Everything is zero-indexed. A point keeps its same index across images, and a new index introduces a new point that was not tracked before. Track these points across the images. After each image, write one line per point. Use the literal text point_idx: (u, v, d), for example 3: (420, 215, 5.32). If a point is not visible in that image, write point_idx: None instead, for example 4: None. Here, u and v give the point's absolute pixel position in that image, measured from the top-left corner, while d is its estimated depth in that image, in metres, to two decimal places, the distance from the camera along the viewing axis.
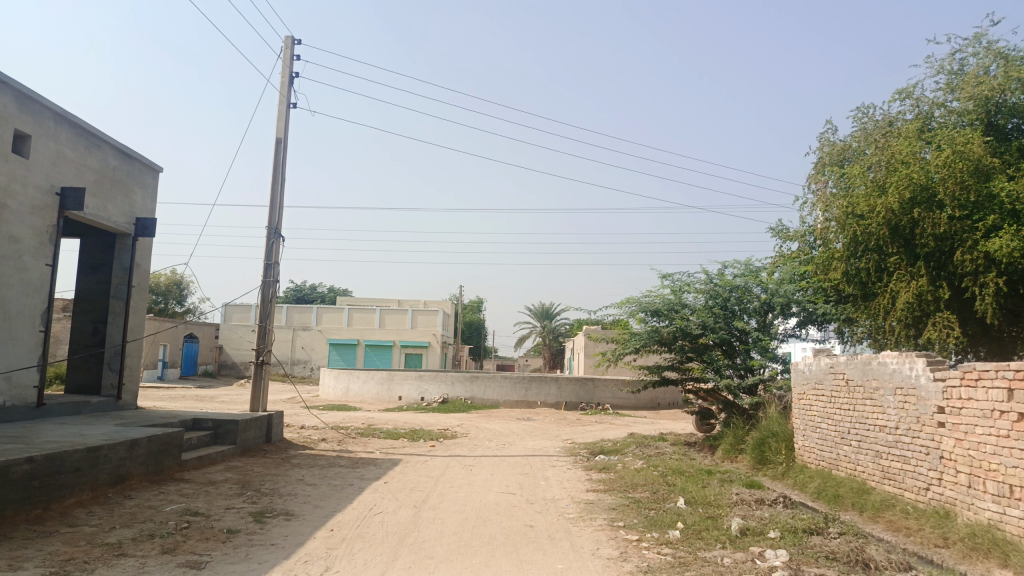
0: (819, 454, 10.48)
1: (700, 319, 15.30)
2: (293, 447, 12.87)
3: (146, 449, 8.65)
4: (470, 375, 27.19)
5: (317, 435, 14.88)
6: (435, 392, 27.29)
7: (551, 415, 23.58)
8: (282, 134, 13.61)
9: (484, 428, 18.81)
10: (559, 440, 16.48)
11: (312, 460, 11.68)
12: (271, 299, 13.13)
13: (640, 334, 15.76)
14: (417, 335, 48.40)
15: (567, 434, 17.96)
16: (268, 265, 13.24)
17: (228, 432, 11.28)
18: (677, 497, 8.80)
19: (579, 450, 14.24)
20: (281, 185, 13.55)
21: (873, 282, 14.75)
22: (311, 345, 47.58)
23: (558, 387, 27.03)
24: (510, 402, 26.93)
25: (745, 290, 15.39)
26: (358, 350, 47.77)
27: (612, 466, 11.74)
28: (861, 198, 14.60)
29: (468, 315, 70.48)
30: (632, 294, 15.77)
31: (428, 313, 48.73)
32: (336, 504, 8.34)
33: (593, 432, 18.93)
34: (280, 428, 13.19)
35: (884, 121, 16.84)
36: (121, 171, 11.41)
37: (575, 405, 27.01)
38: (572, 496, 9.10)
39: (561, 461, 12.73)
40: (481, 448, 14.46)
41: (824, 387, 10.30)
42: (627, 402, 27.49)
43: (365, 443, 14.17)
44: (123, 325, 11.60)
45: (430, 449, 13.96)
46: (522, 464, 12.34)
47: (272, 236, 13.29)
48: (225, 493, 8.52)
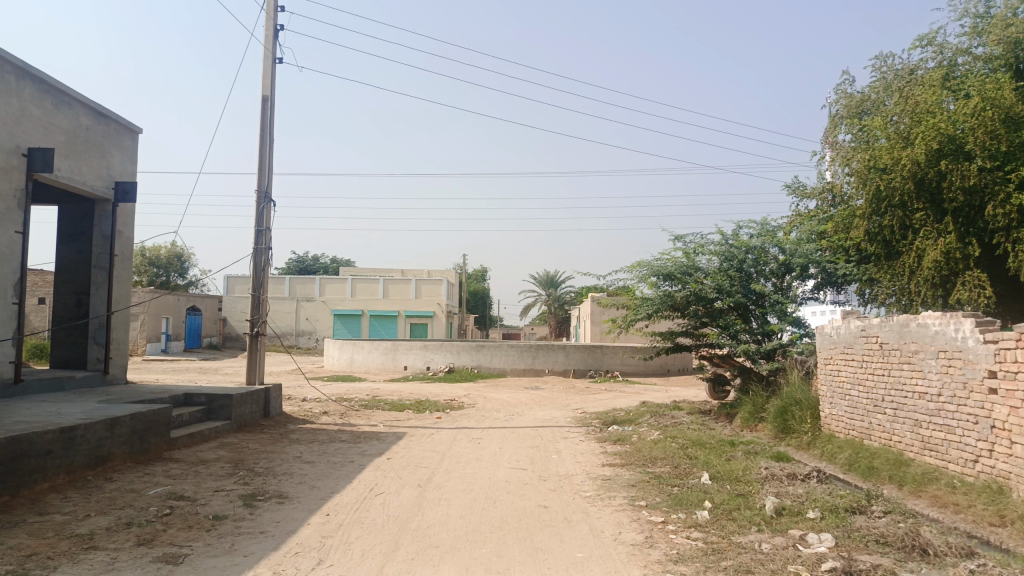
0: (849, 423, 9.83)
1: (716, 282, 14.49)
2: (292, 422, 12.28)
3: (130, 427, 8.04)
4: (475, 344, 26.61)
5: (318, 408, 14.31)
6: (440, 362, 26.73)
7: (560, 384, 23.01)
8: (269, 92, 12.84)
9: (491, 399, 18.23)
10: (570, 410, 15.89)
11: (312, 435, 11.09)
12: (263, 267, 12.46)
13: (652, 300, 15.01)
14: (422, 304, 47.83)
15: (577, 404, 17.37)
16: (259, 232, 12.55)
17: (222, 407, 10.70)
18: (701, 472, 8.17)
19: (592, 421, 13.62)
20: (270, 146, 12.80)
21: (898, 239, 13.89)
22: (315, 316, 47.07)
23: (566, 355, 26.44)
24: (517, 371, 26.38)
25: (761, 251, 14.55)
26: (363, 320, 47.27)
27: (627, 437, 11.12)
28: (886, 152, 13.71)
29: (473, 284, 69.83)
30: (643, 258, 14.97)
31: (432, 282, 48.05)
32: (333, 484, 7.74)
33: (604, 401, 18.35)
34: (279, 401, 12.60)
35: (904, 69, 15.79)
36: (95, 132, 10.67)
37: (584, 373, 26.45)
38: (587, 471, 8.49)
39: (572, 433, 12.13)
40: (490, 420, 13.88)
41: (854, 351, 9.61)
42: (637, 369, 26.95)
43: (369, 416, 13.59)
44: (106, 296, 10.96)
45: (436, 421, 13.38)
46: (532, 437, 11.74)
47: (262, 200, 12.57)
48: (215, 474, 7.92)
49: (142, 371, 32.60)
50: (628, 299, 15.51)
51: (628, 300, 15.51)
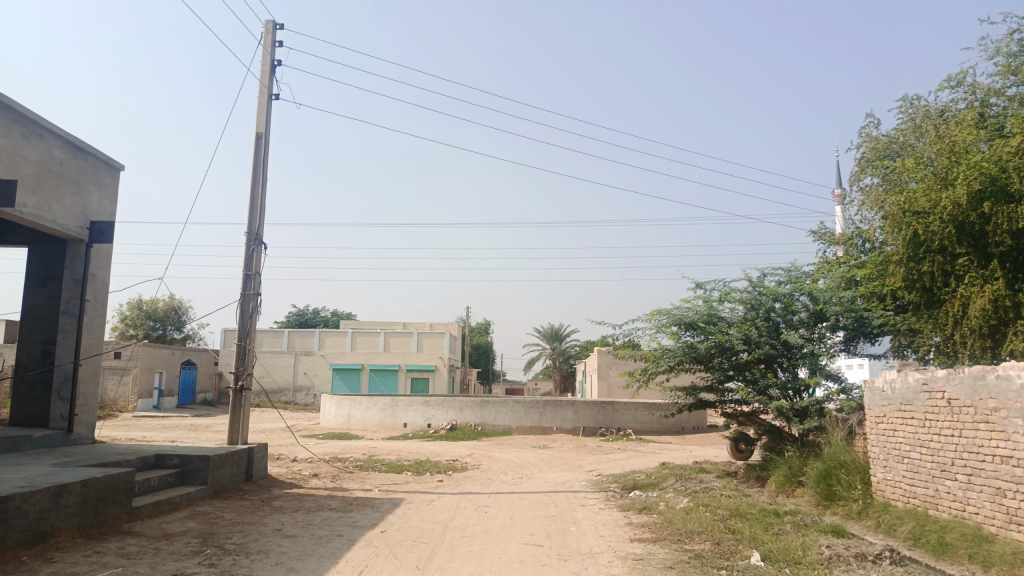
0: (908, 492, 8.61)
1: (742, 333, 13.37)
2: (278, 486, 11.05)
3: (81, 496, 6.86)
4: (479, 400, 25.35)
5: (308, 470, 13.04)
6: (442, 419, 25.42)
7: (569, 443, 21.68)
8: (262, 129, 12.02)
9: (497, 459, 16.95)
10: (584, 473, 14.62)
11: (297, 502, 9.86)
12: (250, 315, 11.42)
13: (673, 351, 13.90)
14: (423, 358, 46.57)
15: (589, 465, 16.08)
16: (247, 276, 11.57)
17: (198, 470, 9.52)
18: (749, 551, 6.94)
19: (608, 486, 12.36)
20: (262, 186, 11.93)
21: (939, 286, 12.88)
22: (314, 371, 45.82)
23: (574, 412, 25.15)
24: (524, 428, 25.04)
25: (790, 300, 13.50)
26: (362, 375, 46.01)
27: (653, 506, 9.89)
28: (921, 193, 12.82)
29: (476, 338, 68.57)
30: (663, 306, 13.94)
31: (434, 335, 46.88)
32: (317, 566, 6.52)
33: (617, 462, 17.06)
34: (265, 462, 11.44)
35: (933, 110, 15.17)
36: (70, 166, 9.81)
37: (594, 431, 25.11)
38: (615, 550, 7.26)
39: (590, 499, 10.88)
40: (497, 483, 12.64)
41: (914, 409, 8.51)
42: (650, 427, 25.68)
43: (364, 480, 12.35)
44: (74, 346, 9.94)
45: (438, 486, 12.14)
46: (545, 504, 10.49)
47: (253, 242, 11.63)
48: (178, 553, 6.71)
49: (132, 427, 31.30)
50: (646, 350, 14.39)
51: (646, 352, 14.38)
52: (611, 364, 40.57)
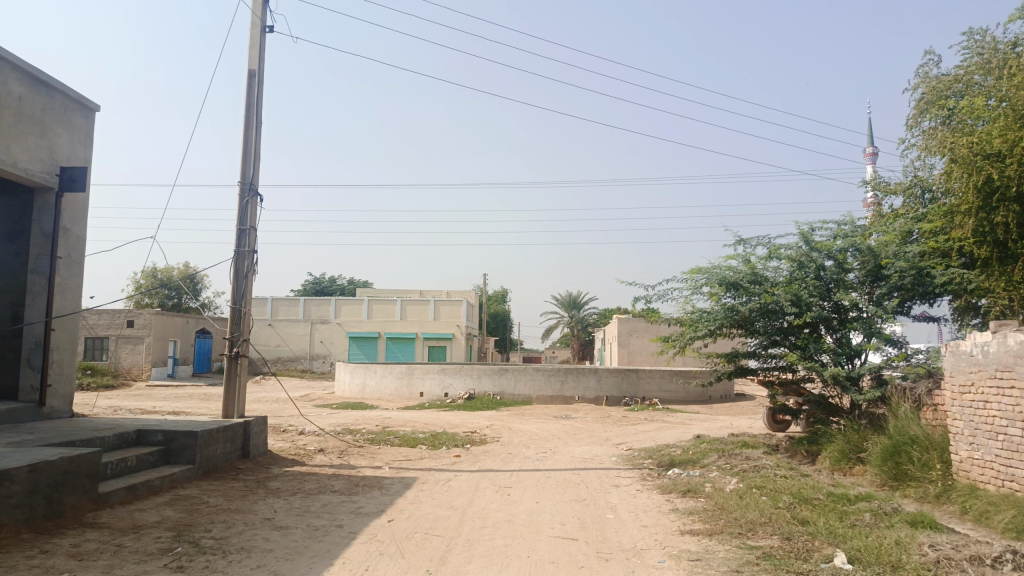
0: (1003, 474, 7.32)
1: (791, 293, 11.99)
2: (278, 464, 9.96)
3: (30, 484, 5.76)
4: (498, 368, 24.26)
5: (313, 445, 11.97)
6: (460, 388, 24.38)
7: (593, 413, 20.55)
8: (256, 65, 10.76)
9: (518, 430, 15.84)
10: (613, 446, 13.45)
11: (296, 484, 8.75)
12: (245, 274, 10.24)
13: (713, 313, 12.58)
14: (440, 326, 45.58)
15: (617, 438, 14.91)
16: (241, 231, 10.38)
17: (184, 448, 8.44)
18: (830, 550, 5.72)
19: (643, 462, 11.20)
20: (256, 130, 10.68)
21: (1015, 240, 11.39)
22: (330, 339, 45.04)
23: (598, 380, 24.01)
24: (545, 398, 23.95)
25: (845, 256, 12.06)
26: (379, 344, 45.18)
27: (698, 487, 8.68)
28: (995, 134, 11.29)
29: (495, 306, 67.56)
30: (701, 265, 12.59)
31: (451, 303, 45.75)
32: (307, 568, 5.39)
33: (647, 434, 15.88)
34: (264, 436, 10.36)
35: (1006, 43, 13.53)
36: (31, 103, 8.60)
37: (618, 400, 23.98)
38: (665, 547, 6.06)
39: (625, 478, 9.70)
40: (518, 460, 11.49)
41: (1016, 378, 7.19)
42: (676, 396, 24.46)
43: (372, 456, 11.24)
44: (44, 308, 8.80)
45: (454, 463, 11.01)
46: (573, 484, 9.32)
47: (247, 193, 10.42)
48: (142, 553, 5.60)
49: (144, 397, 30.69)
50: (682, 313, 13.06)
51: (682, 314, 13.06)
52: (633, 331, 39.31)
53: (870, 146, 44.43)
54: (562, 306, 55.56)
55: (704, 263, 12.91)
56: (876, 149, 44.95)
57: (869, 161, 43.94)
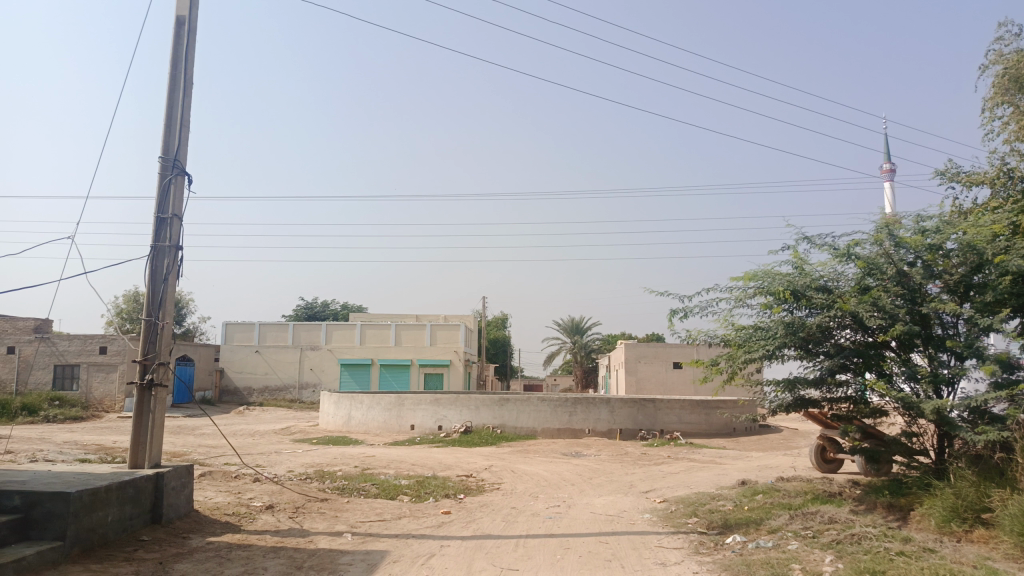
0: None
1: (870, 304, 9.46)
2: (202, 530, 7.38)
3: None
4: (498, 398, 21.71)
5: (263, 498, 9.39)
6: (455, 421, 21.76)
7: (608, 449, 17.96)
8: (184, 12, 8.44)
9: (523, 473, 13.28)
10: (641, 497, 10.83)
11: (214, 567, 6.18)
12: (164, 277, 7.82)
13: (766, 328, 10.08)
14: (437, 352, 43.02)
15: (643, 483, 12.33)
16: (161, 220, 7.96)
17: (52, 517, 5.88)
18: None
19: (686, 524, 8.62)
20: (184, 92, 8.32)
21: None
22: (320, 366, 42.47)
23: (611, 411, 21.46)
24: (551, 431, 21.35)
25: (935, 256, 9.54)
26: (373, 371, 42.60)
27: (783, 573, 6.11)
28: None
29: (494, 332, 65.03)
30: (751, 270, 10.16)
31: (448, 328, 43.23)
32: None
33: (676, 477, 13.32)
34: (188, 491, 7.81)
35: None
36: None
37: (633, 433, 21.42)
38: None
39: (672, 552, 7.14)
40: (525, 519, 8.91)
41: None
42: (699, 428, 21.86)
43: (335, 515, 8.65)
44: None
45: (442, 524, 8.45)
46: (602, 563, 6.76)
47: (168, 171, 8.01)
48: None
49: (112, 429, 27.94)
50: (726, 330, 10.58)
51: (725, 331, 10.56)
52: (641, 357, 36.77)
53: (888, 161, 42.16)
54: (564, 332, 52.95)
55: (753, 268, 10.48)
56: (892, 163, 42.77)
57: (888, 178, 41.66)
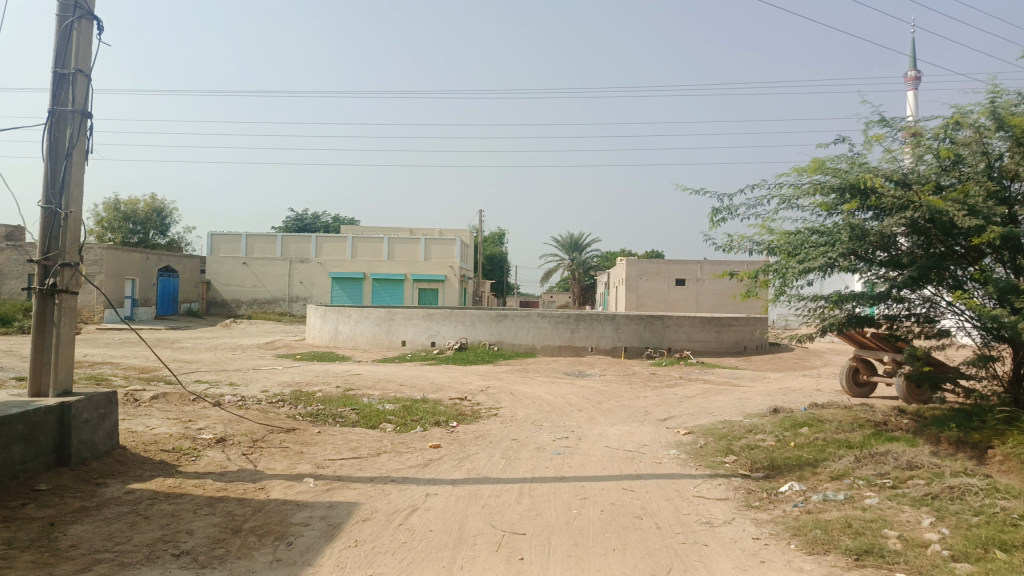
0: None
1: (954, 203, 7.64)
2: (126, 474, 5.85)
3: None
4: (496, 313, 20.21)
5: (217, 427, 7.89)
6: (449, 337, 20.34)
7: (614, 369, 16.57)
8: None
9: (524, 396, 11.87)
10: (662, 427, 9.37)
11: (120, 530, 4.64)
12: (64, 152, 5.99)
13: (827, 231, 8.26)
14: (431, 267, 41.41)
15: (661, 409, 10.92)
16: (60, 77, 6.04)
17: None
18: None
19: (724, 464, 7.14)
20: None
21: None
22: (310, 280, 40.92)
23: (615, 328, 20.03)
24: (550, 349, 19.98)
25: None
26: (365, 285, 41.11)
27: (878, 544, 4.58)
28: None
29: (490, 248, 63.27)
30: (815, 161, 8.28)
31: (443, 242, 41.43)
32: None
33: (694, 402, 11.92)
34: (109, 424, 6.24)
35: None
36: None
37: (639, 352, 20.06)
38: None
39: (719, 506, 5.65)
40: (529, 456, 7.44)
41: None
42: (708, 347, 20.51)
43: (300, 451, 7.14)
44: None
45: (429, 463, 6.95)
46: (634, 522, 5.27)
47: (69, 9, 6.00)
48: None
49: (89, 341, 26.43)
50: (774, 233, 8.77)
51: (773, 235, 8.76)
52: (642, 274, 35.27)
53: (911, 69, 39.35)
54: (562, 248, 51.19)
55: (815, 159, 8.58)
56: (915, 72, 40.01)
57: (910, 86, 38.88)
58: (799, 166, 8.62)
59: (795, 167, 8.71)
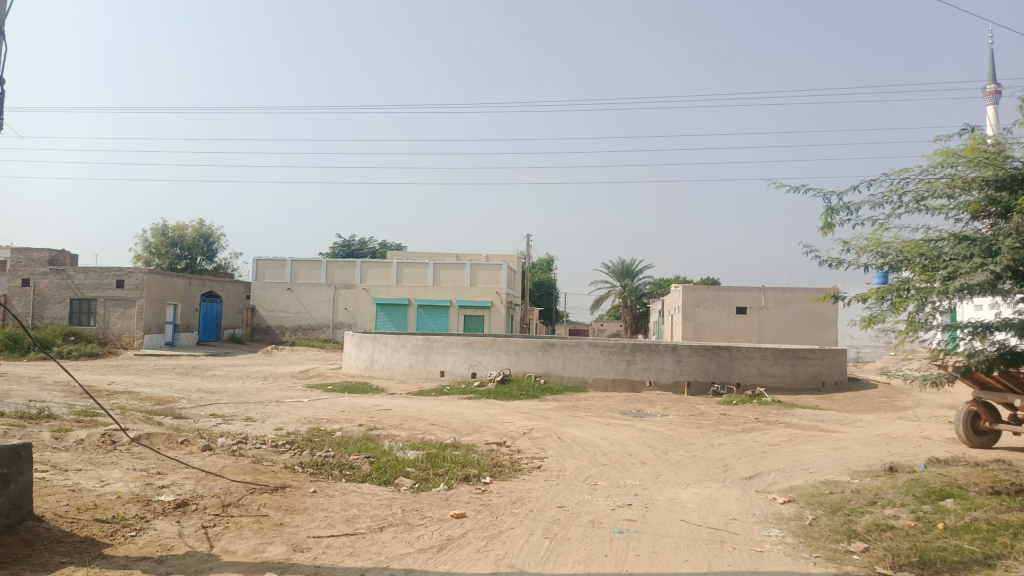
0: None
1: None
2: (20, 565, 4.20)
3: None
4: (543, 342, 18.39)
5: (187, 484, 6.25)
6: (492, 369, 18.59)
7: (677, 408, 14.53)
8: None
9: (575, 443, 9.98)
10: (750, 490, 7.37)
11: None
12: None
13: (982, 236, 6.27)
14: (477, 294, 39.87)
15: (742, 463, 8.90)
16: None
17: None
18: None
19: (851, 557, 5.15)
20: None
21: None
22: (354, 306, 39.82)
23: (676, 360, 18.01)
24: (603, 383, 18.04)
25: None
26: (410, 312, 39.77)
27: None
28: None
29: (539, 275, 61.51)
30: (971, 141, 6.34)
31: (490, 267, 39.92)
32: None
33: (781, 452, 9.87)
34: (15, 488, 4.66)
35: None
36: None
37: (702, 387, 17.95)
38: None
39: None
40: (580, 536, 5.59)
41: None
42: (782, 382, 18.25)
43: (278, 524, 5.43)
44: None
45: (447, 546, 5.16)
46: None
47: None
48: None
49: (122, 367, 25.50)
50: (904, 241, 6.80)
51: (903, 243, 6.79)
52: (700, 302, 33.01)
53: (993, 84, 36.15)
54: (612, 275, 49.04)
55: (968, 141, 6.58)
56: (997, 86, 36.81)
57: (992, 100, 35.63)
58: (945, 151, 6.66)
59: (939, 152, 6.77)
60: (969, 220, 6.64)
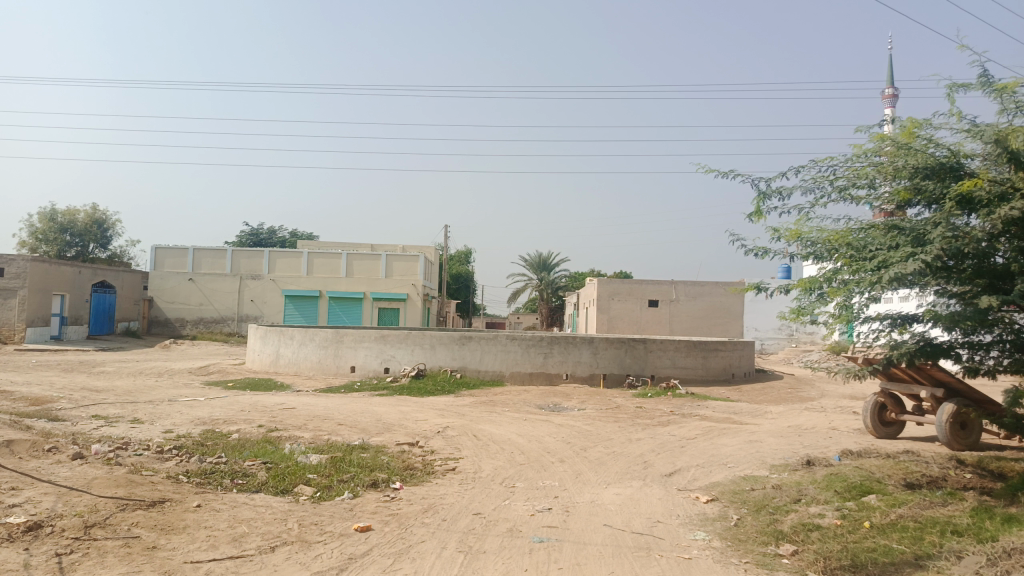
0: None
1: None
2: None
3: None
4: (459, 335, 17.87)
5: (43, 501, 5.39)
6: (405, 363, 17.93)
7: (595, 402, 14.32)
8: None
9: (492, 441, 9.52)
10: (672, 489, 7.11)
11: None
12: None
13: (909, 225, 6.19)
14: (392, 286, 38.88)
15: (663, 459, 8.66)
16: None
17: None
18: None
19: (781, 561, 4.90)
20: None
21: None
22: (262, 298, 38.09)
23: (593, 353, 17.85)
24: (520, 376, 17.70)
25: None
26: (321, 304, 38.37)
27: None
28: None
29: (456, 267, 60.85)
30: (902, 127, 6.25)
31: (405, 259, 39.02)
32: None
33: (700, 446, 9.72)
34: None
35: None
36: None
37: (619, 380, 17.88)
38: None
39: None
40: (498, 548, 5.12)
41: None
42: (695, 374, 18.41)
43: (150, 548, 4.71)
44: None
45: (348, 567, 4.59)
46: None
47: None
48: None
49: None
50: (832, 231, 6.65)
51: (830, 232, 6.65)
52: (615, 295, 33.25)
53: (889, 88, 37.97)
54: (529, 268, 48.95)
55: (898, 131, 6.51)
56: (893, 91, 38.69)
57: (889, 103, 37.43)
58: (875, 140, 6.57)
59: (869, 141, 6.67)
60: (896, 209, 6.58)
